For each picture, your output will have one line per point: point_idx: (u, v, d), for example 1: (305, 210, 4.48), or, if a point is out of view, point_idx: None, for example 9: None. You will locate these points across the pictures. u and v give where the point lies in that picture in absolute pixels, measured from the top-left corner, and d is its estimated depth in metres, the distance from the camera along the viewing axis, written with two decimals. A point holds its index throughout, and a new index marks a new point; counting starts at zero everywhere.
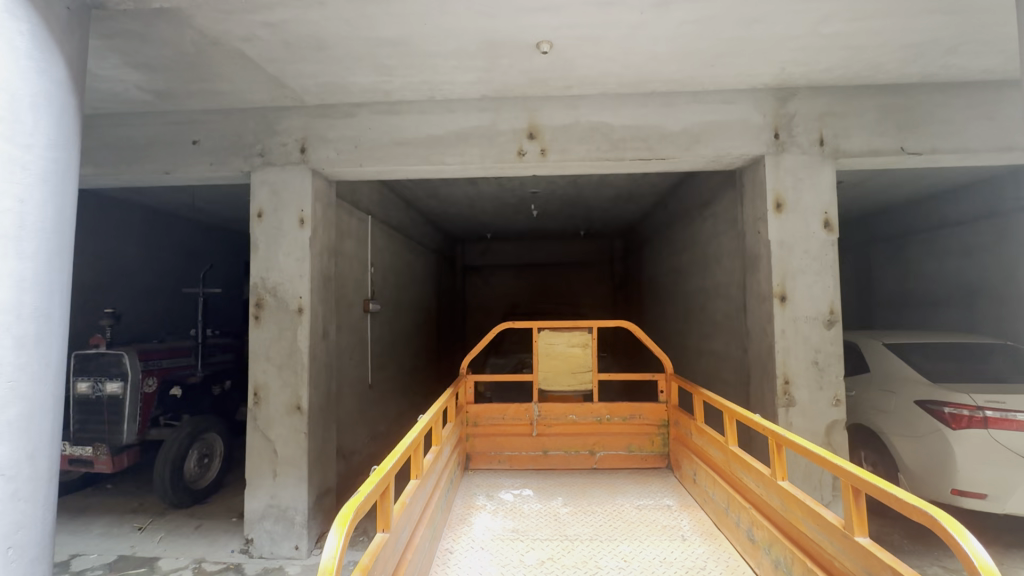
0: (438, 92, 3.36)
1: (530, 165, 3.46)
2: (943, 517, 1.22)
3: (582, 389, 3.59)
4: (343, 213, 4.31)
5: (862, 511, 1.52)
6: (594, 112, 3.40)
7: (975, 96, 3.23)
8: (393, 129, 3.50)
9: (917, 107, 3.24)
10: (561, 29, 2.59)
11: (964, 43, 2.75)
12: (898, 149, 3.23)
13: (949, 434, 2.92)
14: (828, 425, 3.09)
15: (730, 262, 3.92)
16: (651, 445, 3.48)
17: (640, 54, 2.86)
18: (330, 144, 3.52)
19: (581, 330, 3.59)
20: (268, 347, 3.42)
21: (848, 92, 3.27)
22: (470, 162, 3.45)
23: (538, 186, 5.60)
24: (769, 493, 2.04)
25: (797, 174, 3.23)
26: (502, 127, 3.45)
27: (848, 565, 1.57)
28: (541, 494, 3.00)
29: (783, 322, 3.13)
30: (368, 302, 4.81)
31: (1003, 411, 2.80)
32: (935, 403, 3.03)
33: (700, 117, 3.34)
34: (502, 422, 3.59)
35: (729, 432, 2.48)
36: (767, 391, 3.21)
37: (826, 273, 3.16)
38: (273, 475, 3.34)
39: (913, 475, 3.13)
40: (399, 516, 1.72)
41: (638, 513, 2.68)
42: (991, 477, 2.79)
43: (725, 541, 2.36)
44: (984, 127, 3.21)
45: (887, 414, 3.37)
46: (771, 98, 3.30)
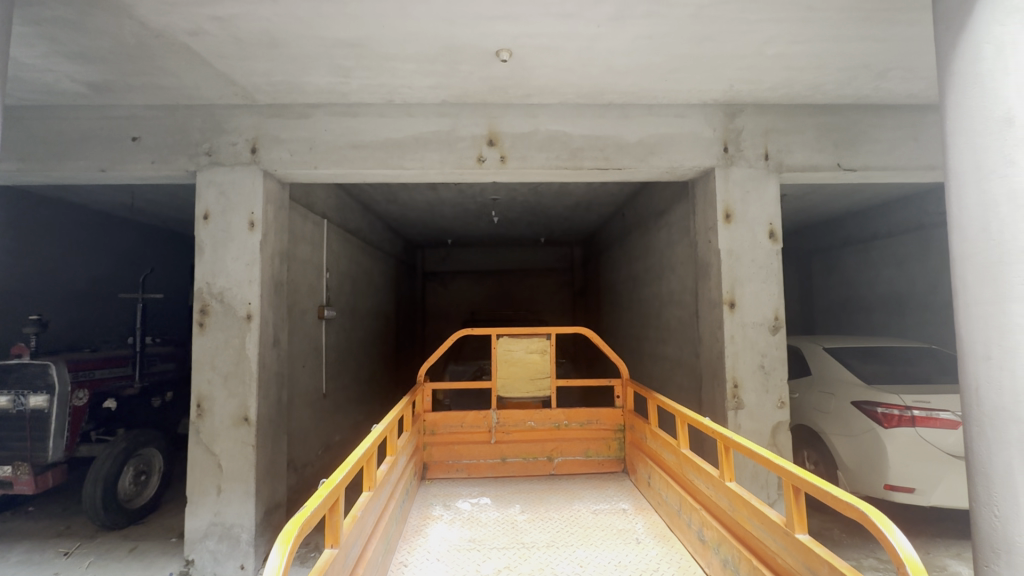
0: (396, 96, 3.31)
1: (489, 171, 3.47)
2: (873, 512, 1.29)
3: (540, 395, 3.60)
4: (296, 217, 4.17)
5: (802, 509, 1.59)
6: (553, 121, 3.45)
7: (902, 119, 3.49)
8: (350, 132, 3.43)
9: (852, 126, 3.47)
10: (520, 38, 2.61)
11: (892, 68, 2.96)
12: (835, 165, 3.44)
13: (882, 433, 3.11)
14: (774, 427, 3.23)
15: (683, 270, 4.05)
16: (608, 450, 3.53)
17: (598, 66, 2.92)
18: (283, 145, 3.41)
19: (539, 336, 3.61)
20: (213, 356, 3.25)
21: (791, 110, 3.47)
22: (429, 167, 3.42)
23: (499, 192, 5.62)
24: (718, 494, 2.11)
25: (745, 186, 3.39)
26: (462, 133, 3.44)
27: (789, 562, 1.63)
28: (499, 501, 2.98)
29: (732, 328, 3.26)
30: (322, 308, 4.66)
31: (929, 410, 3.02)
32: (869, 404, 3.23)
33: (655, 130, 3.45)
34: (460, 430, 3.56)
35: (681, 435, 2.54)
36: (717, 394, 3.33)
37: (771, 280, 3.32)
38: (217, 491, 3.16)
39: (850, 472, 3.30)
40: (349, 530, 1.66)
41: (594, 518, 2.70)
42: (918, 473, 2.98)
43: (677, 542, 2.42)
44: (909, 147, 3.47)
45: (827, 415, 3.55)
46: (720, 113, 3.45)
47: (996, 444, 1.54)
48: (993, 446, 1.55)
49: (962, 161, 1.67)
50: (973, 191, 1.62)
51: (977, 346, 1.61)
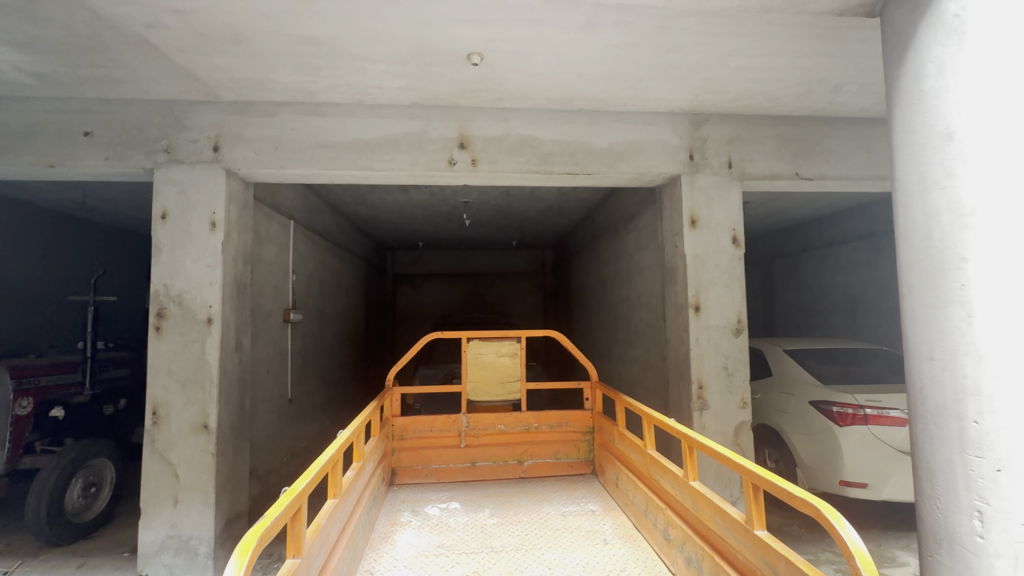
0: (365, 96, 3.27)
1: (460, 174, 3.46)
2: (826, 507, 1.34)
3: (510, 399, 3.61)
4: (261, 217, 4.06)
5: (761, 506, 1.65)
6: (524, 126, 3.47)
7: (855, 131, 3.67)
8: (317, 132, 3.36)
9: (809, 137, 3.62)
10: (491, 42, 2.62)
11: (845, 83, 3.11)
12: (794, 174, 3.58)
13: (837, 431, 3.25)
14: (736, 427, 3.32)
15: (651, 274, 4.14)
16: (577, 452, 3.56)
17: (568, 73, 2.96)
18: (247, 143, 3.31)
19: (510, 339, 3.62)
20: (170, 362, 3.13)
21: (752, 121, 3.60)
22: (399, 169, 3.39)
23: (470, 195, 5.61)
24: (683, 493, 2.16)
25: (710, 193, 3.49)
26: (432, 135, 3.42)
27: (749, 558, 1.68)
28: (468, 506, 2.97)
29: (697, 330, 3.35)
30: (288, 311, 4.54)
31: (880, 408, 3.17)
32: (825, 403, 3.37)
33: (624, 136, 3.52)
34: (429, 434, 3.53)
35: (648, 435, 2.59)
36: (683, 395, 3.41)
37: (733, 285, 3.43)
38: (173, 502, 3.03)
39: (808, 469, 3.43)
40: (312, 539, 1.62)
41: (563, 520, 2.72)
42: (871, 468, 3.13)
43: (644, 542, 2.46)
44: (861, 157, 3.65)
45: (787, 414, 3.69)
46: (686, 122, 3.55)
47: (938, 440, 1.63)
48: (936, 441, 1.64)
49: (909, 171, 1.76)
50: (918, 202, 1.72)
51: (921, 347, 1.70)
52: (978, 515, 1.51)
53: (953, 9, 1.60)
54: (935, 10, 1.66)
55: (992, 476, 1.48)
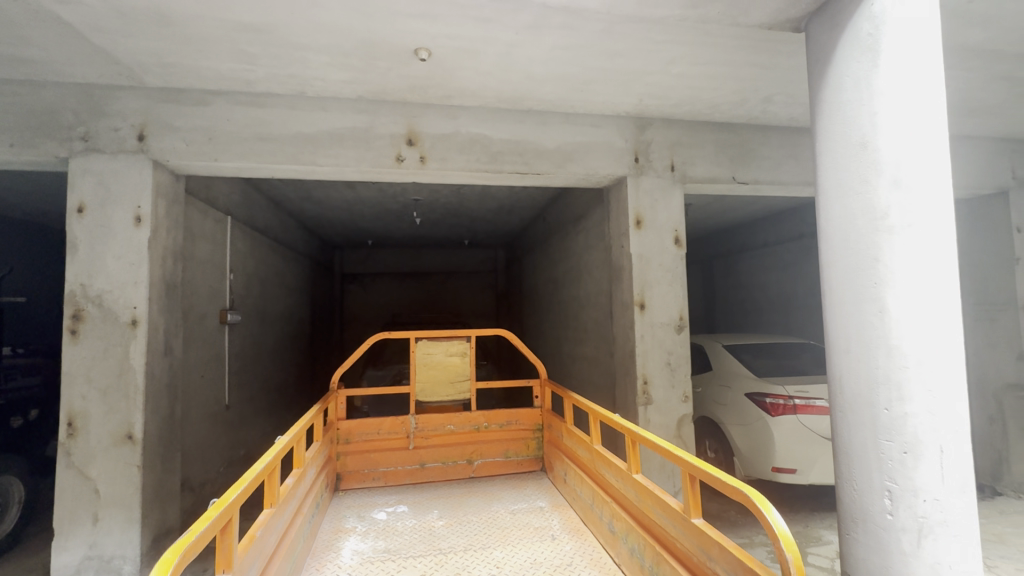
0: (308, 88, 3.14)
1: (408, 171, 3.40)
2: (754, 494, 1.42)
3: (460, 399, 3.58)
4: (194, 212, 3.81)
5: (697, 495, 1.72)
6: (473, 124, 3.45)
7: (786, 139, 3.91)
8: (256, 123, 3.20)
9: (745, 143, 3.82)
10: (439, 39, 2.59)
11: (776, 93, 3.31)
12: (731, 178, 3.77)
13: (769, 420, 3.45)
14: (679, 420, 3.46)
15: (599, 272, 4.23)
16: (526, 450, 3.58)
17: (517, 73, 2.97)
18: (176, 133, 3.10)
19: (459, 338, 3.59)
20: (88, 368, 2.88)
21: (693, 126, 3.75)
22: (345, 165, 3.28)
23: (420, 193, 5.52)
24: (626, 486, 2.22)
25: (654, 195, 3.61)
26: (379, 131, 3.34)
27: (686, 545, 1.76)
28: (417, 508, 2.92)
29: (641, 328, 3.46)
30: (224, 312, 4.30)
31: (807, 399, 3.42)
32: (759, 395, 3.58)
33: (572, 138, 3.58)
34: (376, 437, 3.44)
35: (594, 431, 2.65)
36: (629, 391, 3.51)
37: (676, 283, 3.56)
38: (93, 520, 2.79)
39: (744, 458, 3.63)
40: (245, 552, 1.53)
41: (512, 518, 2.74)
42: (799, 454, 3.35)
43: (590, 536, 2.51)
44: (791, 164, 3.89)
45: (725, 407, 3.88)
46: (632, 125, 3.65)
47: (855, 426, 1.76)
48: (853, 428, 1.77)
49: (830, 176, 1.87)
50: (836, 206, 1.84)
51: (839, 341, 1.83)
52: (888, 494, 1.66)
53: (868, 29, 1.74)
54: (852, 29, 1.79)
55: (900, 457, 1.64)
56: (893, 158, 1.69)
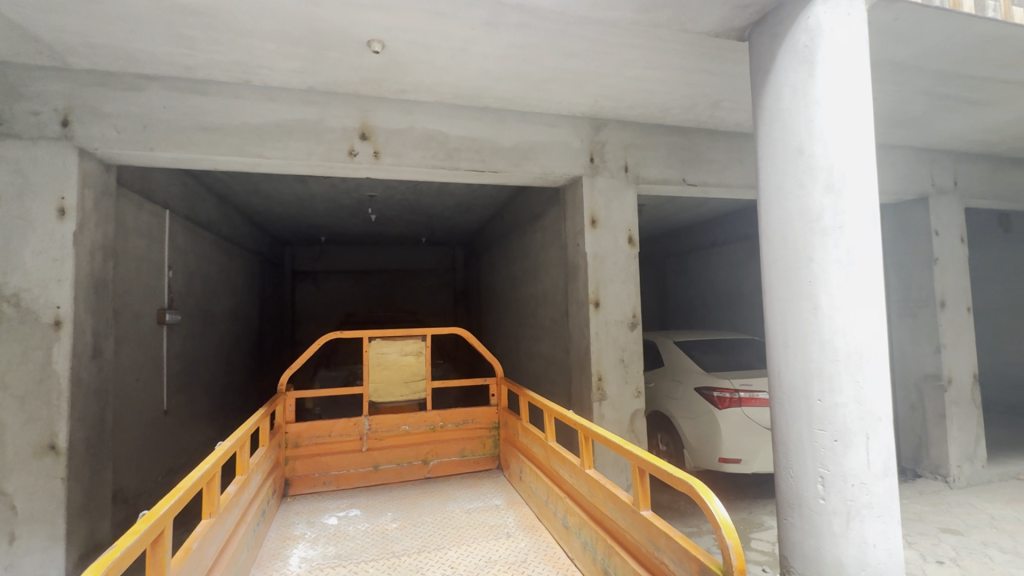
0: (253, 76, 2.99)
1: (362, 166, 3.30)
2: (698, 484, 1.47)
3: (415, 398, 3.53)
4: (127, 205, 3.56)
5: (646, 488, 1.77)
6: (429, 120, 3.40)
7: (732, 144, 4.08)
8: (196, 112, 3.02)
9: (694, 147, 3.96)
10: (394, 31, 2.53)
11: (723, 99, 3.44)
12: (681, 180, 3.90)
13: (716, 413, 3.60)
14: (632, 415, 3.55)
15: (555, 270, 4.27)
16: (482, 449, 3.57)
17: (473, 70, 2.95)
18: (106, 120, 2.89)
19: (414, 337, 3.53)
20: (4, 373, 2.64)
21: (646, 129, 3.85)
22: (294, 158, 3.16)
23: (376, 188, 5.39)
24: (580, 481, 2.26)
25: (608, 195, 3.69)
26: (331, 124, 3.23)
27: (635, 536, 1.80)
28: (369, 512, 2.86)
29: (596, 325, 3.52)
30: (162, 312, 4.05)
31: (751, 391, 3.59)
32: (708, 389, 3.72)
33: (528, 136, 3.59)
34: (327, 440, 3.34)
35: (549, 428, 2.67)
36: (584, 387, 3.57)
37: (629, 281, 3.65)
38: (9, 539, 2.56)
39: (693, 449, 3.77)
40: (179, 566, 1.45)
41: (468, 517, 2.73)
42: (744, 444, 3.51)
43: (545, 532, 2.54)
44: (737, 168, 4.07)
45: (676, 401, 4.02)
46: (587, 126, 3.71)
47: (791, 417, 1.85)
48: (789, 419, 1.86)
49: (769, 179, 1.95)
50: (775, 207, 1.92)
51: (777, 336, 1.91)
52: (821, 480, 1.76)
53: (805, 41, 1.84)
54: (790, 39, 1.88)
55: (832, 445, 1.74)
56: (826, 163, 1.79)
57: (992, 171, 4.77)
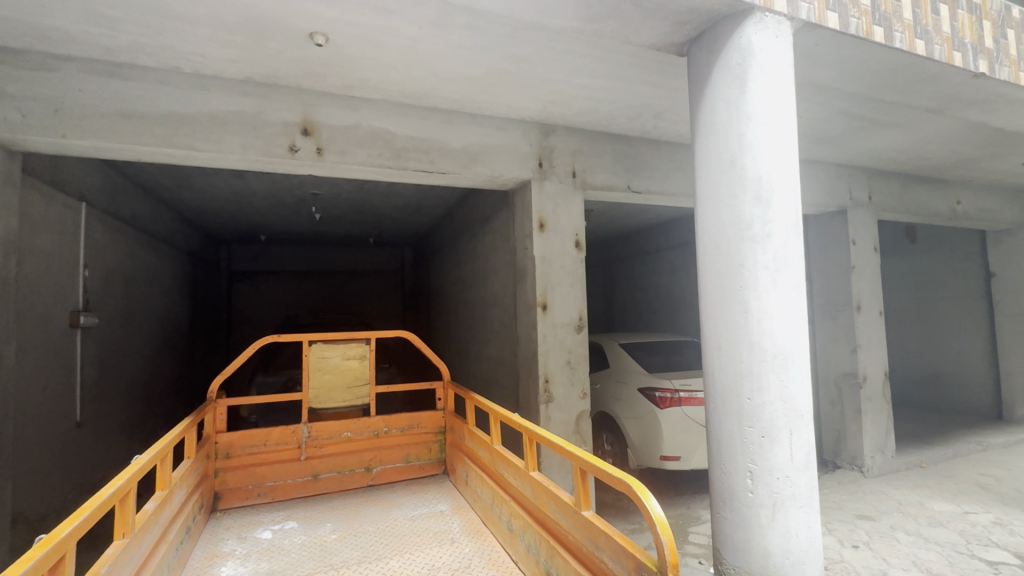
0: (184, 63, 2.80)
1: (304, 163, 3.17)
2: (636, 483, 1.51)
3: (359, 404, 3.42)
4: (35, 196, 3.23)
5: (587, 489, 1.79)
6: (375, 118, 3.32)
7: (674, 154, 4.26)
8: (117, 98, 2.79)
9: (639, 155, 4.10)
10: (338, 24, 2.44)
11: (665, 111, 3.59)
12: (626, 187, 4.01)
13: (658, 413, 3.73)
14: (577, 416, 3.60)
15: (503, 273, 4.28)
16: (428, 454, 3.51)
17: (422, 69, 2.91)
18: (10, 102, 2.61)
19: (358, 341, 3.42)
20: None
21: (593, 136, 3.94)
22: (229, 152, 2.98)
23: (320, 187, 5.20)
24: (524, 484, 2.26)
25: (556, 200, 3.74)
26: (270, 118, 3.08)
27: (577, 537, 1.83)
28: (307, 524, 2.74)
29: (543, 327, 3.56)
30: (76, 315, 3.71)
31: (690, 391, 3.76)
32: (650, 389, 3.85)
33: (478, 139, 3.58)
34: (262, 449, 3.18)
35: (494, 431, 2.66)
36: (531, 389, 3.59)
37: (576, 285, 3.71)
38: None
39: (636, 448, 3.89)
40: None
41: (411, 525, 2.67)
42: (683, 442, 3.66)
43: (490, 536, 2.53)
44: (678, 177, 4.25)
45: (620, 401, 4.13)
46: (536, 131, 3.75)
47: (724, 416, 1.94)
48: (722, 417, 1.95)
49: (704, 188, 2.04)
50: (710, 215, 2.01)
51: (712, 338, 1.99)
52: (750, 475, 1.85)
53: (738, 58, 1.95)
54: (724, 56, 1.99)
55: (759, 441, 1.85)
56: (756, 175, 1.90)
57: (901, 187, 5.24)
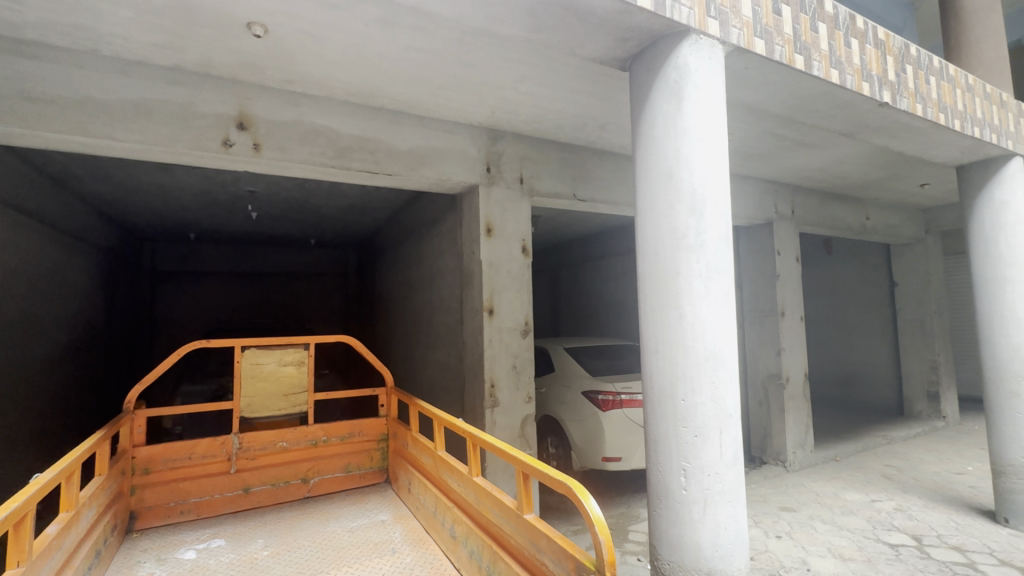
0: (103, 45, 2.58)
1: (238, 159, 3.01)
2: (576, 485, 1.55)
3: (296, 412, 3.27)
4: None
5: (529, 492, 1.81)
6: (318, 115, 3.21)
7: (617, 164, 4.41)
8: (21, 78, 2.52)
9: (584, 165, 4.21)
10: (278, 16, 2.34)
11: (609, 123, 3.71)
12: (572, 195, 4.11)
13: (601, 415, 3.83)
14: (523, 420, 3.63)
15: (450, 277, 4.25)
16: (370, 462, 3.41)
17: (368, 68, 2.85)
18: None
19: (295, 346, 3.27)
20: None
21: (540, 144, 4.01)
22: (154, 143, 2.77)
23: (257, 184, 4.95)
24: (467, 490, 2.25)
25: (503, 205, 3.77)
26: (202, 109, 2.90)
27: (519, 540, 1.84)
28: (236, 541, 2.58)
29: (489, 332, 3.56)
30: None
31: (631, 393, 3.89)
32: (594, 392, 3.95)
33: (425, 141, 3.55)
34: (187, 463, 2.96)
35: (438, 437, 2.63)
36: (477, 394, 3.59)
37: (522, 290, 3.75)
38: None
39: (580, 450, 3.97)
40: None
41: (351, 536, 2.58)
42: (625, 443, 3.78)
43: (432, 544, 2.49)
44: (621, 187, 4.40)
45: (564, 405, 4.20)
46: (484, 136, 3.76)
47: (660, 417, 2.02)
48: (658, 418, 2.03)
49: (643, 199, 2.13)
50: (649, 225, 2.10)
51: (649, 343, 2.08)
52: (684, 473, 1.94)
53: (675, 77, 2.06)
54: (663, 74, 2.09)
55: (692, 440, 1.94)
56: (691, 188, 2.01)
57: (819, 203, 5.71)
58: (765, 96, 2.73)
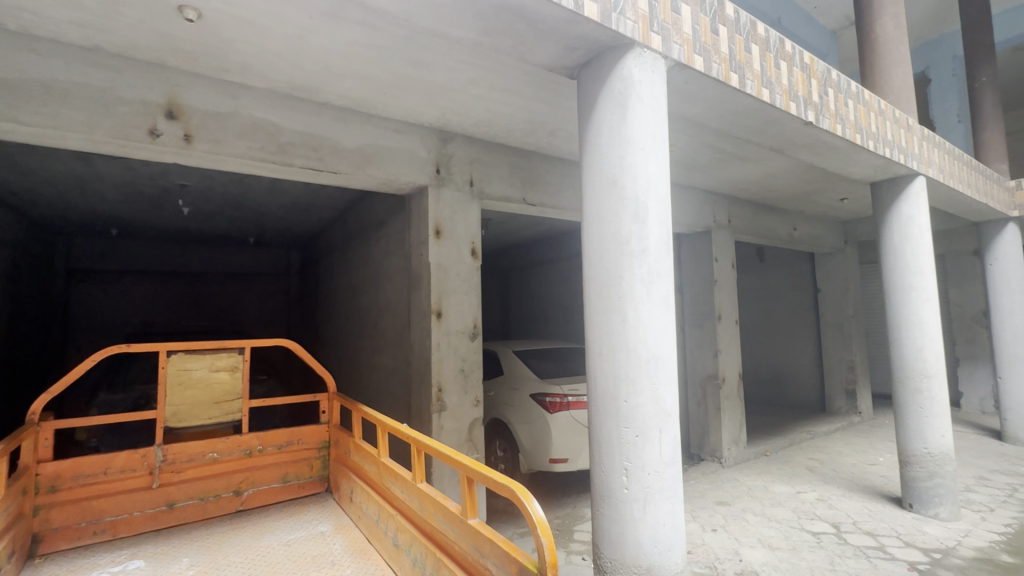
0: (7, 19, 2.33)
1: (167, 150, 2.81)
2: (519, 488, 1.55)
3: (228, 421, 3.08)
4: None
5: (474, 497, 1.79)
6: (257, 108, 3.06)
7: (566, 170, 4.49)
8: None
9: (534, 169, 4.25)
10: (213, 2, 2.20)
11: (559, 129, 3.77)
12: (522, 199, 4.14)
13: (548, 417, 3.88)
14: (470, 423, 3.61)
15: (397, 279, 4.17)
16: (309, 471, 3.27)
17: (312, 61, 2.74)
18: None
19: (229, 351, 3.09)
20: None
21: (490, 147, 4.02)
22: (69, 129, 2.54)
23: (189, 178, 4.65)
24: (411, 497, 2.20)
25: (453, 207, 3.74)
26: (126, 96, 2.69)
27: (463, 546, 1.82)
28: (158, 561, 2.39)
29: (437, 335, 3.52)
30: None
31: (577, 395, 3.97)
32: (541, 395, 4.00)
33: (372, 140, 3.46)
34: (102, 479, 2.72)
35: (382, 444, 2.56)
36: (424, 398, 3.53)
37: (471, 293, 3.73)
38: None
39: (527, 453, 4.00)
40: None
41: (287, 550, 2.46)
42: (571, 444, 3.85)
43: (374, 554, 2.42)
44: (570, 192, 4.49)
45: (512, 408, 4.21)
46: (434, 137, 3.72)
47: (604, 418, 2.07)
48: (602, 419, 2.08)
49: (589, 205, 2.18)
50: (594, 230, 2.15)
51: (594, 346, 2.12)
52: (625, 472, 2.00)
53: (620, 87, 2.13)
54: (608, 84, 2.16)
55: (634, 440, 2.00)
56: (633, 195, 2.08)
57: (753, 213, 6.07)
58: (704, 111, 2.87)
